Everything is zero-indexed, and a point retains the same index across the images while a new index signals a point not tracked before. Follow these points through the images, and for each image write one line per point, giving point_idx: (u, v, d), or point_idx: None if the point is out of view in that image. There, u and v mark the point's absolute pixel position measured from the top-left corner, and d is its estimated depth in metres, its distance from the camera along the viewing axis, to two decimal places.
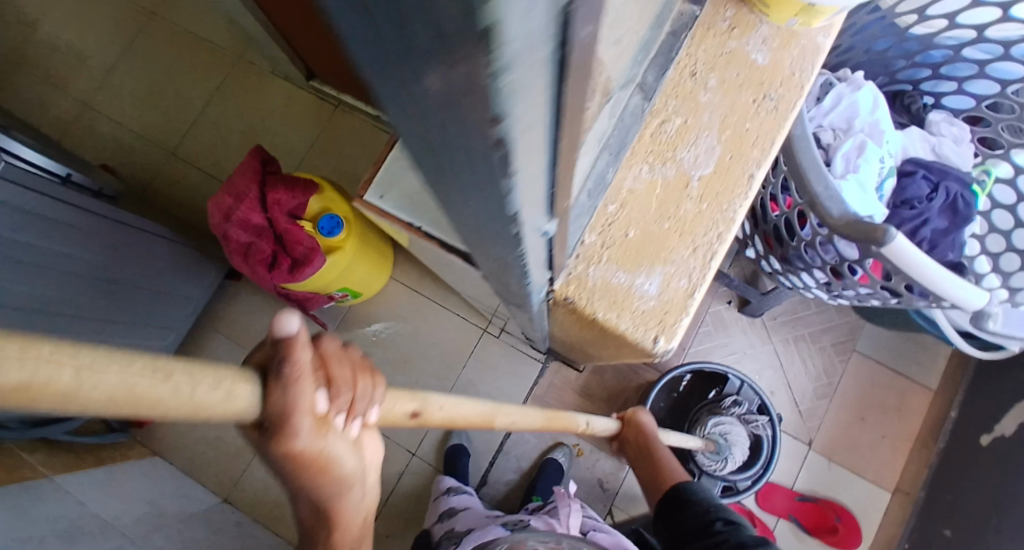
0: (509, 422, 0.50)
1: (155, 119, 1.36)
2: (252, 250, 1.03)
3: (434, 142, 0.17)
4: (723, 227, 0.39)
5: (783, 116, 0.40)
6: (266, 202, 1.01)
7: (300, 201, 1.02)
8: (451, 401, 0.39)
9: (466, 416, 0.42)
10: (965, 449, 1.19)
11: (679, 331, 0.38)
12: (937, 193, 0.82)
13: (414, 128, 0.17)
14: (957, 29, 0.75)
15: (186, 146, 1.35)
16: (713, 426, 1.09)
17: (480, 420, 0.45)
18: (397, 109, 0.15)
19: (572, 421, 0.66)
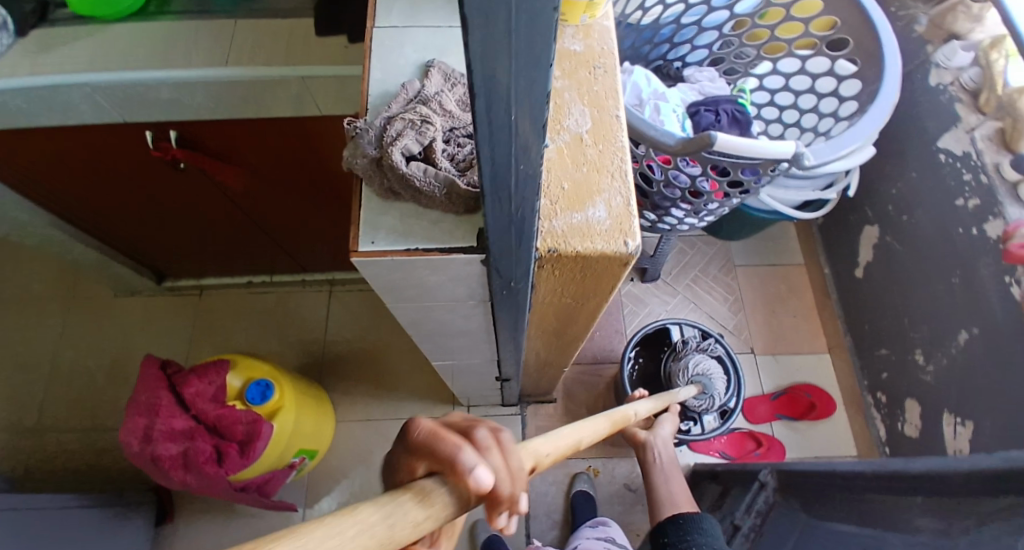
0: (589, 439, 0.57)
1: (21, 385, 1.37)
2: (191, 455, 0.99)
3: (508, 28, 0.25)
4: (621, 153, 0.52)
5: (613, 74, 0.56)
6: (183, 402, 1.00)
7: (217, 384, 1.02)
8: (550, 445, 0.45)
9: (563, 447, 0.48)
10: (850, 286, 1.41)
11: (637, 231, 0.49)
12: (721, 115, 1.03)
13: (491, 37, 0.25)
14: (670, 8, 1.02)
15: (59, 392, 1.37)
16: (695, 367, 1.20)
17: (572, 448, 0.51)
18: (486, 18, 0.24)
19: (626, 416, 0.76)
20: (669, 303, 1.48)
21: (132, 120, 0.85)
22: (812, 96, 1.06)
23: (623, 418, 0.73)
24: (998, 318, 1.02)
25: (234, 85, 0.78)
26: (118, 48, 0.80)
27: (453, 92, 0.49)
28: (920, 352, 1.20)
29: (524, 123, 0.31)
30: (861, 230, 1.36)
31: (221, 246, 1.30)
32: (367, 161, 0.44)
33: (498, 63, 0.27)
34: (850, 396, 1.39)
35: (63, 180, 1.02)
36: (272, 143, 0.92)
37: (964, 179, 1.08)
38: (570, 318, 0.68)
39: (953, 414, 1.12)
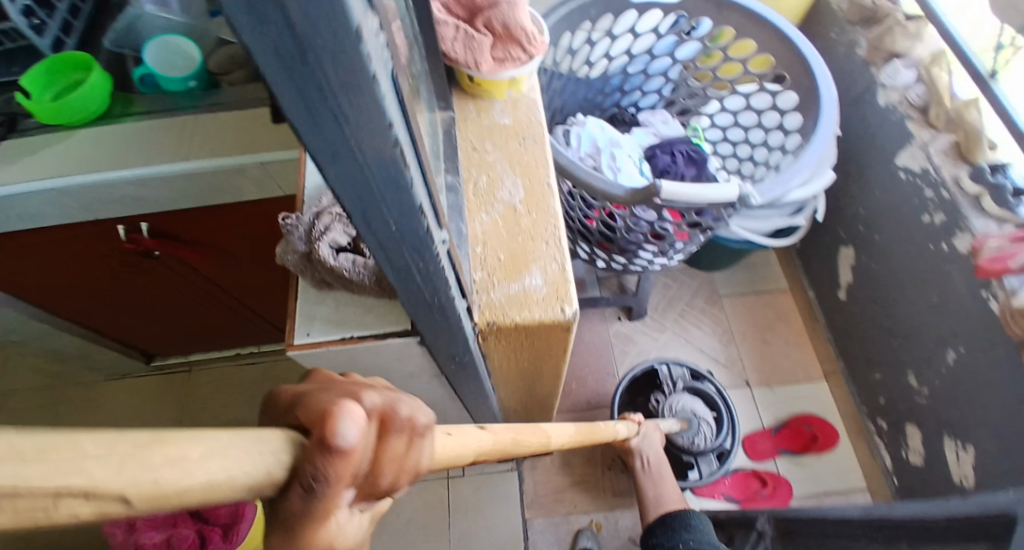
0: (552, 437, 0.71)
1: None
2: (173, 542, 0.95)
3: (352, 160, 0.25)
4: (554, 219, 0.53)
5: (543, 144, 0.58)
6: None
7: None
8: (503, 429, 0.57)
9: (520, 443, 0.60)
10: (837, 308, 1.40)
11: (573, 295, 0.50)
12: (676, 155, 1.07)
13: (338, 165, 0.25)
14: (616, 61, 1.09)
15: None
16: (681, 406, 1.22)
17: (534, 439, 0.63)
18: (317, 151, 0.24)
19: (601, 430, 0.89)
20: (658, 340, 1.45)
21: (100, 216, 0.86)
22: (759, 130, 1.08)
23: (593, 433, 0.85)
24: (982, 333, 1.01)
25: (198, 174, 0.80)
26: (82, 152, 0.79)
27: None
28: (912, 374, 1.19)
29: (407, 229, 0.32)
30: (839, 252, 1.36)
31: (207, 325, 1.31)
32: (297, 256, 0.49)
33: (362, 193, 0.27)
34: (852, 424, 1.37)
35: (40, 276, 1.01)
36: (242, 222, 0.94)
37: (926, 196, 1.08)
38: (533, 379, 0.68)
39: (953, 438, 1.10)
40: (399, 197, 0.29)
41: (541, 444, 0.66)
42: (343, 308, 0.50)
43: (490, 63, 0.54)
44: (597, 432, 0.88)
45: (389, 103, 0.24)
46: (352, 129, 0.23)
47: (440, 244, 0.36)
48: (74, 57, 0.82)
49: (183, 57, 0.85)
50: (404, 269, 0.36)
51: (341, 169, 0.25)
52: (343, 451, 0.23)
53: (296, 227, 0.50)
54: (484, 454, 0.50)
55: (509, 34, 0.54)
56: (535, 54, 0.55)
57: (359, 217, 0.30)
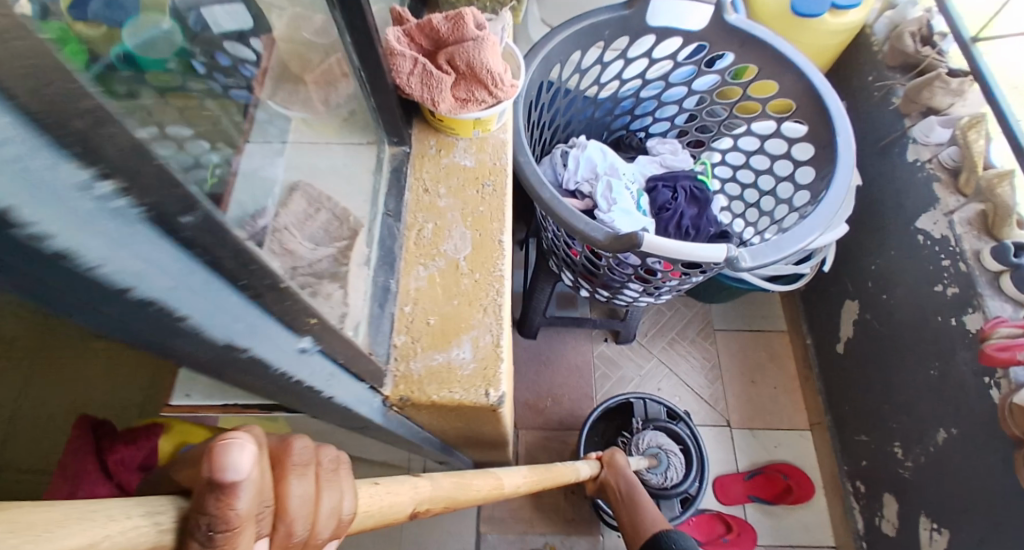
0: (517, 484, 0.64)
1: None
2: None
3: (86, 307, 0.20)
4: (498, 284, 0.48)
5: (503, 193, 0.52)
6: None
7: None
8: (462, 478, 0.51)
9: (483, 494, 0.54)
10: (833, 360, 1.33)
11: (502, 378, 0.45)
12: (678, 191, 1.03)
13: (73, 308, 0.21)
14: (628, 83, 1.03)
15: None
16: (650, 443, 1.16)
17: (496, 490, 0.57)
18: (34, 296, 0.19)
19: (562, 471, 0.81)
20: (642, 367, 1.40)
21: None
22: (770, 176, 1.02)
23: (556, 476, 0.78)
24: (977, 420, 0.94)
25: None
26: None
27: (317, 222, 0.45)
28: (898, 445, 1.12)
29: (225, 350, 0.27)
30: (843, 303, 1.28)
31: None
32: None
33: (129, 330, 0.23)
34: (829, 481, 1.31)
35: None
36: None
37: (943, 264, 1.01)
38: (473, 430, 0.63)
39: (929, 518, 1.04)
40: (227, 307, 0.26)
41: (505, 493, 0.60)
42: None
43: (452, 103, 0.49)
44: (559, 473, 0.80)
45: (159, 245, 0.21)
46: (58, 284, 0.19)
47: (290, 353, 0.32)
48: None
49: None
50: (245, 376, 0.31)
51: (81, 311, 0.21)
52: (238, 484, 0.21)
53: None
54: (428, 508, 0.44)
55: (472, 74, 0.49)
56: (503, 98, 0.50)
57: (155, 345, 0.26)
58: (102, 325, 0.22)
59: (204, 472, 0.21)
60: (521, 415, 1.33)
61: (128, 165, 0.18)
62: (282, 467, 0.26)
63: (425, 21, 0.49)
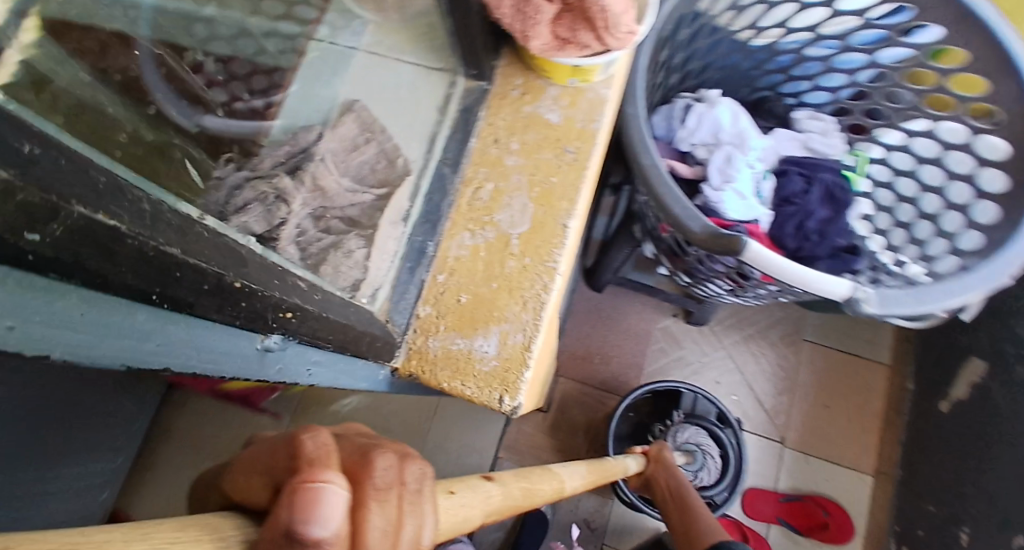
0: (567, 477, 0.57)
1: None
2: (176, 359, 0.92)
3: None
4: (548, 277, 0.41)
5: (585, 165, 0.44)
6: None
7: None
8: (519, 479, 0.43)
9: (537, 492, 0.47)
10: (928, 414, 1.17)
11: (524, 388, 0.39)
12: (813, 184, 0.88)
13: None
14: (793, 34, 0.87)
15: None
16: (687, 438, 1.08)
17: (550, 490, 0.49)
18: None
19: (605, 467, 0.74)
20: (706, 354, 1.29)
21: None
22: (937, 198, 0.84)
23: (603, 471, 0.71)
24: None
25: None
26: None
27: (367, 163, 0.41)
28: (966, 529, 0.99)
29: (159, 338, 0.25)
30: (965, 361, 1.10)
31: None
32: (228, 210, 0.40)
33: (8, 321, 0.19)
34: (873, 534, 1.19)
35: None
36: None
37: None
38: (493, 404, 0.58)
39: None
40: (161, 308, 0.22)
41: (556, 491, 0.53)
42: None
43: (547, 42, 0.40)
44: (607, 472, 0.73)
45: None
46: None
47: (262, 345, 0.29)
48: None
49: None
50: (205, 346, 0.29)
51: None
52: (323, 544, 0.18)
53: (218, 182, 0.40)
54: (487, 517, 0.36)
55: (582, 8, 0.39)
56: (612, 47, 0.40)
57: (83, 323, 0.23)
58: None
59: (282, 518, 0.18)
60: (564, 364, 1.27)
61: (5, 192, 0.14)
62: (360, 490, 0.21)
63: None
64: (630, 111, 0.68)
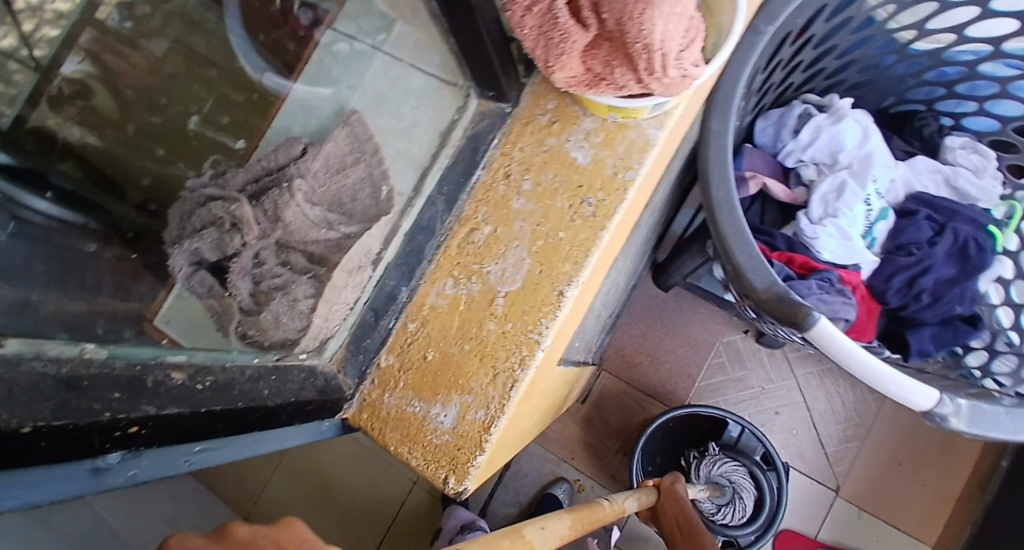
0: (548, 529, 0.46)
1: None
2: None
3: None
4: (527, 351, 0.35)
5: (602, 224, 0.36)
6: None
7: None
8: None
9: None
10: (1018, 503, 1.00)
11: (472, 472, 0.35)
12: (942, 237, 0.71)
13: None
14: (969, 43, 0.69)
15: None
16: (722, 471, 1.00)
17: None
18: None
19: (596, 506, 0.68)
20: (772, 381, 1.16)
21: None
22: None
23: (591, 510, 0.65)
24: None
25: None
26: None
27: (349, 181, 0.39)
28: None
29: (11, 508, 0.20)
30: None
31: None
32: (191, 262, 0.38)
33: None
34: None
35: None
36: None
37: None
38: None
39: None
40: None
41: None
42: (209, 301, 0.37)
43: (574, 75, 0.33)
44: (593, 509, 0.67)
45: None
46: None
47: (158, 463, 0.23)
48: None
49: None
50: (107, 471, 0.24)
51: None
52: None
53: (195, 198, 0.42)
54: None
55: (621, 41, 0.30)
56: (654, 90, 0.32)
57: None
58: None
59: None
60: (610, 359, 1.20)
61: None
62: None
63: None
64: (715, 126, 0.58)
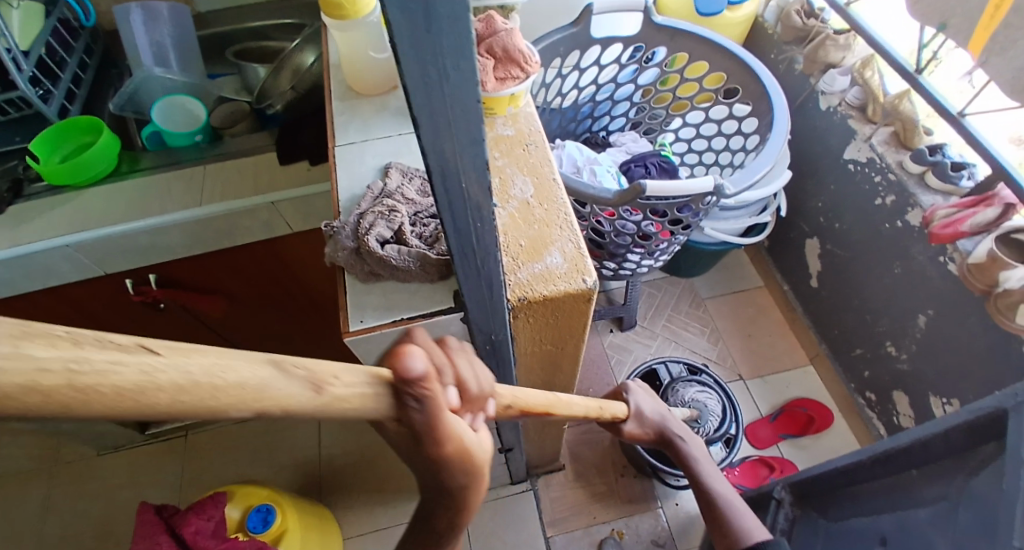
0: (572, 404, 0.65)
1: None
2: None
3: (438, 104, 0.29)
4: (564, 209, 0.60)
5: (544, 148, 0.66)
6: (184, 542, 0.99)
7: (216, 518, 1.02)
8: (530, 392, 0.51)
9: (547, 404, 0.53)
10: (809, 294, 1.51)
11: (591, 268, 0.56)
12: (650, 167, 1.19)
13: (430, 109, 0.29)
14: (585, 91, 1.20)
15: None
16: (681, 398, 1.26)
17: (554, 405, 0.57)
18: (412, 77, 0.27)
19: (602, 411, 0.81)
20: (651, 346, 1.55)
21: (113, 270, 0.90)
22: (722, 137, 1.19)
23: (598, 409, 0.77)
24: (945, 295, 1.11)
25: (211, 220, 0.86)
26: (92, 209, 0.86)
27: (412, 184, 0.56)
28: (889, 343, 1.28)
29: (476, 191, 0.36)
30: (804, 244, 1.48)
31: (211, 378, 1.33)
32: (349, 253, 0.50)
33: (443, 138, 0.31)
34: (842, 402, 1.44)
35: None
36: (258, 267, 1.01)
37: (876, 181, 1.21)
38: (554, 367, 0.72)
39: (938, 396, 1.19)
40: (469, 150, 0.33)
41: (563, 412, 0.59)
42: (393, 293, 0.50)
43: (494, 83, 0.62)
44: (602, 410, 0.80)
45: None
46: (451, 79, 0.28)
47: None
48: (82, 122, 0.91)
49: (185, 113, 0.98)
50: (469, 229, 0.39)
51: (446, 103, 0.29)
52: None
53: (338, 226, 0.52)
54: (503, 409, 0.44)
55: (508, 58, 0.63)
56: (532, 72, 0.63)
57: (437, 176, 0.34)
58: (427, 121, 0.30)
59: None
60: None
61: (448, 23, 0.25)
62: None
63: None
64: None
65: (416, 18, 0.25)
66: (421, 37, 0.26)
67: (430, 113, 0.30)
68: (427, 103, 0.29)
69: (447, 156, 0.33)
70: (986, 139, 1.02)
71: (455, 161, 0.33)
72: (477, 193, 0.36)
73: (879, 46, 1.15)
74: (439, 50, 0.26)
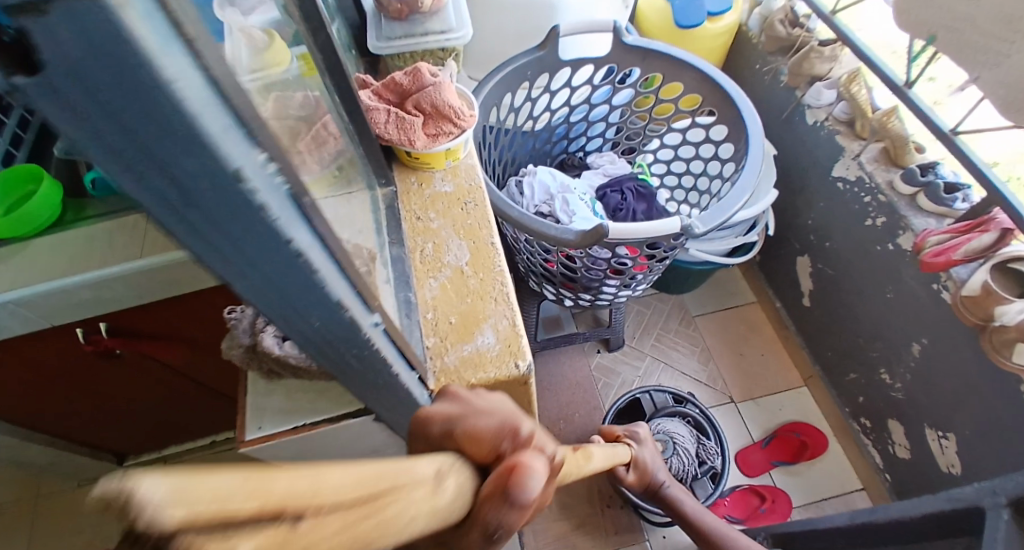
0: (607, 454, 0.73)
1: None
2: None
3: (239, 252, 0.27)
4: (501, 277, 0.55)
5: (484, 205, 0.60)
6: None
7: None
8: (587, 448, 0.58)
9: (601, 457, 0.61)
10: (802, 313, 1.45)
11: (526, 350, 0.52)
12: (626, 193, 1.13)
13: (232, 256, 0.27)
14: (558, 112, 1.15)
15: None
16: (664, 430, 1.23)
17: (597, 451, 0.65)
18: (195, 236, 0.25)
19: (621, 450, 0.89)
20: (639, 367, 1.50)
21: (60, 323, 0.86)
22: (698, 160, 1.13)
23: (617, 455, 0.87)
24: (939, 325, 1.06)
25: (157, 270, 0.82)
26: (31, 263, 0.81)
27: None
28: (883, 370, 1.23)
29: (324, 308, 0.34)
30: (796, 262, 1.41)
31: (185, 413, 1.29)
32: (245, 350, 0.52)
33: (260, 277, 0.29)
34: (837, 427, 1.39)
35: (22, 402, 1.05)
36: (216, 310, 0.97)
37: (866, 201, 1.15)
38: None
39: (934, 428, 1.13)
40: (298, 281, 0.31)
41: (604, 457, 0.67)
42: None
43: (424, 140, 0.58)
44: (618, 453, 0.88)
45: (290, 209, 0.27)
46: (246, 232, 0.25)
47: (362, 315, 0.38)
48: (24, 169, 0.87)
49: None
50: (330, 338, 0.37)
51: (254, 252, 0.27)
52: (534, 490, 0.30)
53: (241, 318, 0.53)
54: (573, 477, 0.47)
55: (440, 113, 0.58)
56: (467, 126, 0.58)
57: (271, 305, 0.32)
58: (236, 268, 0.28)
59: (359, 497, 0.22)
60: None
61: (219, 189, 0.22)
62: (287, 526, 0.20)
63: (389, 81, 0.58)
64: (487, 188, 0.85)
65: (168, 192, 0.22)
66: (186, 207, 0.23)
67: (235, 261, 0.27)
68: (226, 254, 0.27)
69: (276, 289, 0.30)
70: (979, 159, 0.96)
71: (284, 293, 0.31)
72: (325, 310, 0.34)
73: (868, 59, 1.09)
74: (221, 213, 0.24)
